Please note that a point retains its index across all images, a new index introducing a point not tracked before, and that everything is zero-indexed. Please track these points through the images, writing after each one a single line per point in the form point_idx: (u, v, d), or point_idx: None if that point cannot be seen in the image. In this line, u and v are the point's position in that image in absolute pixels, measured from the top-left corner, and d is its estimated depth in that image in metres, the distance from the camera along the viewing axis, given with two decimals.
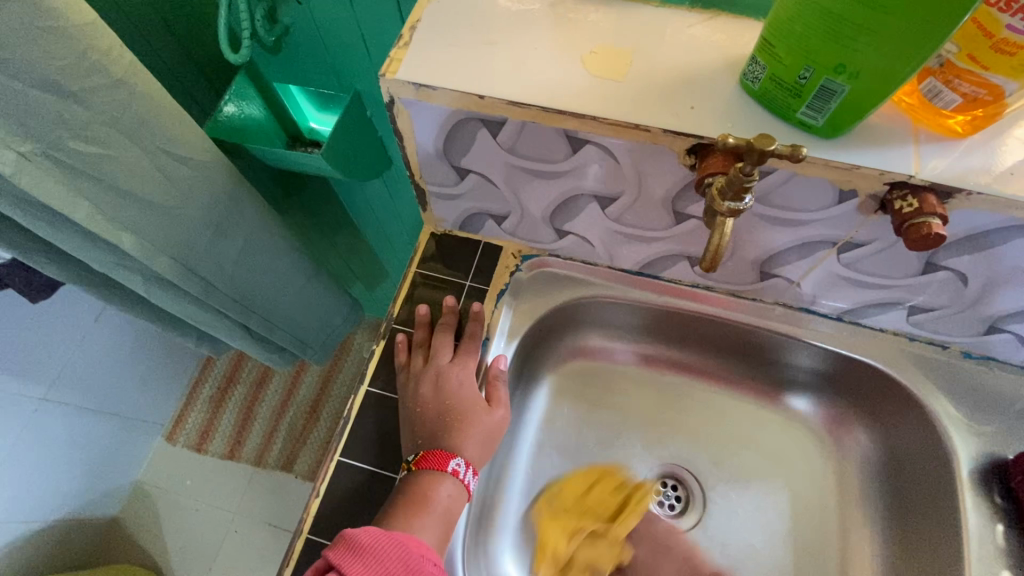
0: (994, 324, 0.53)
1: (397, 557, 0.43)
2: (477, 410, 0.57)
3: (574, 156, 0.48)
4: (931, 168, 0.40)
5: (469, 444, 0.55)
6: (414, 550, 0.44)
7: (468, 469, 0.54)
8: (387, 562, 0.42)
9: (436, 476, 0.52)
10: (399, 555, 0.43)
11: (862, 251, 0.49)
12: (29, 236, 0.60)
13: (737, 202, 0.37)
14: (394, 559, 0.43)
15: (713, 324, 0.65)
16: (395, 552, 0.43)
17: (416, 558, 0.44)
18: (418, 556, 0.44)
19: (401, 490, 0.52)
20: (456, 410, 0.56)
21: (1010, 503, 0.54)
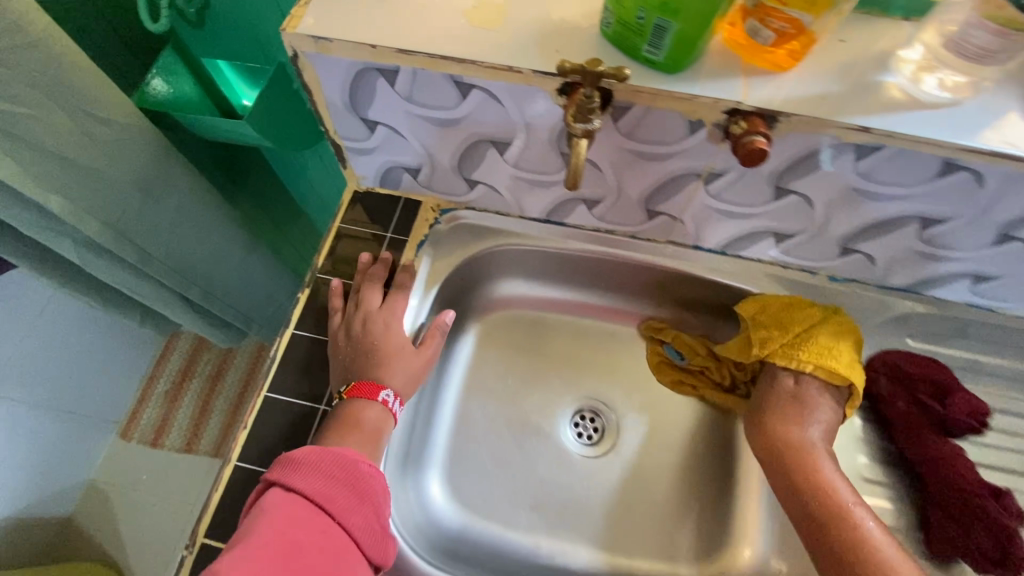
0: (847, 245, 0.61)
1: (332, 464, 0.50)
2: (403, 351, 0.63)
3: (465, 102, 0.53)
4: (758, 95, 0.47)
5: (394, 378, 0.61)
6: (347, 456, 0.51)
7: (397, 400, 0.61)
8: (324, 467, 0.50)
9: (364, 404, 0.58)
10: (333, 461, 0.50)
11: (723, 181, 0.56)
12: None
13: (587, 123, 0.44)
14: (329, 465, 0.50)
15: (616, 266, 0.72)
16: (329, 461, 0.50)
17: (350, 461, 0.51)
18: (353, 459, 0.51)
19: (332, 419, 0.58)
20: (379, 347, 0.62)
21: (863, 399, 0.64)
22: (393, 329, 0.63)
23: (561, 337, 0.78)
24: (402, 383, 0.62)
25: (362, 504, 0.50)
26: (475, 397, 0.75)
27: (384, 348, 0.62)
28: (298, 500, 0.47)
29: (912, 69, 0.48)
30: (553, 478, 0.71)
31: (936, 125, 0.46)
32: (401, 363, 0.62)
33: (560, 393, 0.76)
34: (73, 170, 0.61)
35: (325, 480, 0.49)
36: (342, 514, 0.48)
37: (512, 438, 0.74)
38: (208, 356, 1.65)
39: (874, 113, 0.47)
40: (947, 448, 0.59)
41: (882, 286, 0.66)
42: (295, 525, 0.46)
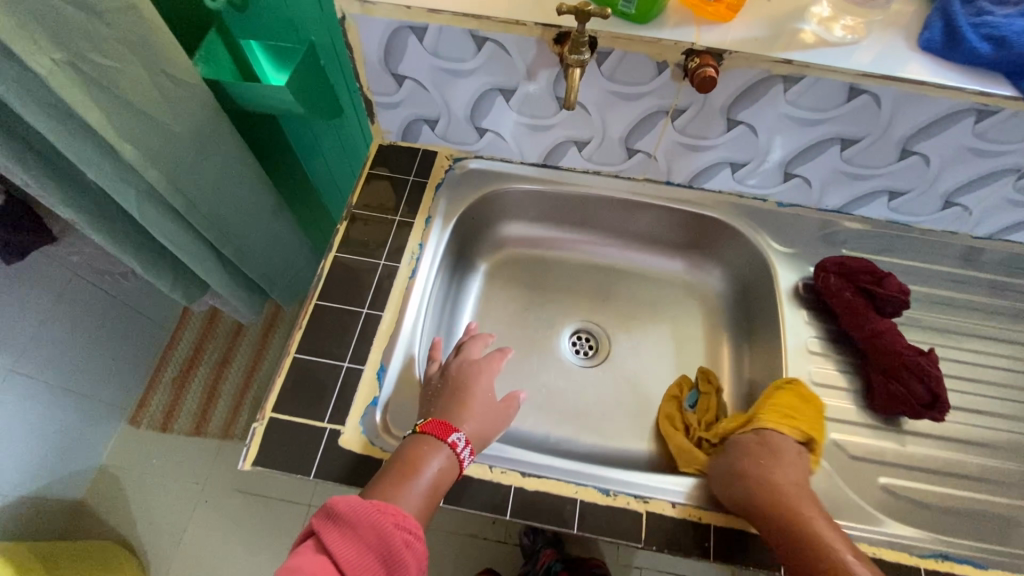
0: (787, 170, 0.75)
1: (369, 530, 0.49)
2: (482, 394, 0.63)
3: (480, 54, 0.67)
4: (706, 38, 0.62)
5: (469, 422, 0.61)
6: (386, 526, 0.50)
7: (467, 446, 0.59)
8: (361, 534, 0.49)
9: (433, 445, 0.58)
10: (370, 529, 0.49)
11: (686, 117, 0.70)
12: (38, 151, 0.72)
13: (580, 55, 0.58)
14: (365, 529, 0.49)
15: (602, 204, 0.85)
16: (367, 526, 0.50)
17: (385, 531, 0.50)
18: (389, 530, 0.50)
19: (398, 455, 0.58)
20: (465, 388, 0.63)
21: (808, 292, 0.75)
22: (485, 373, 0.65)
23: (557, 271, 0.91)
24: (471, 427, 0.61)
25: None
26: (486, 322, 0.87)
27: (468, 384, 0.64)
28: (326, 561, 0.48)
29: (820, 19, 0.64)
30: (557, 387, 0.83)
31: (841, 58, 0.61)
32: (488, 408, 0.63)
33: (559, 317, 0.89)
34: (145, 122, 0.72)
35: (359, 549, 0.49)
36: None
37: (521, 354, 0.85)
38: (215, 344, 1.72)
39: (795, 50, 0.62)
40: (883, 322, 0.67)
41: (818, 207, 0.81)
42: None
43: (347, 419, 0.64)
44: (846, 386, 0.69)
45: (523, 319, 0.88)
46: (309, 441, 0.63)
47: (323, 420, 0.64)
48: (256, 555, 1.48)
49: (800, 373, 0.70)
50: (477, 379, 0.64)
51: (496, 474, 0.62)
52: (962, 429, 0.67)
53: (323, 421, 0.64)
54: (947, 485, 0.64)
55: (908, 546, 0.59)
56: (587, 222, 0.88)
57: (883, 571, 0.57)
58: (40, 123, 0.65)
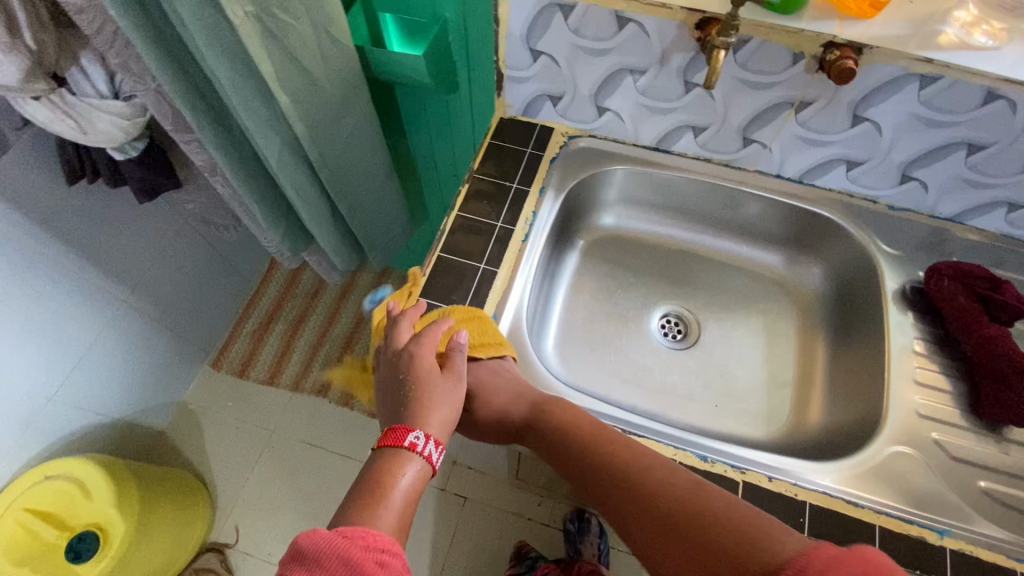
0: (905, 172, 0.76)
1: (337, 561, 0.44)
2: (428, 380, 0.62)
3: (619, 34, 0.71)
4: (848, 31, 0.64)
5: (426, 415, 0.60)
6: (355, 551, 0.44)
7: (429, 440, 0.57)
8: (329, 569, 0.43)
9: (394, 454, 0.56)
10: (337, 559, 0.44)
11: (811, 110, 0.72)
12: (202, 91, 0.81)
13: (727, 38, 0.61)
14: (334, 562, 0.43)
15: (708, 194, 0.87)
16: (334, 557, 0.44)
17: (356, 560, 0.44)
18: (359, 556, 0.44)
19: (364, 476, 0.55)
20: (417, 381, 0.62)
21: (917, 295, 0.75)
22: (429, 344, 0.64)
23: (652, 253, 0.94)
24: (435, 419, 0.60)
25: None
26: (580, 295, 0.91)
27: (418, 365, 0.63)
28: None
29: (963, 23, 0.65)
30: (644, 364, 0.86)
31: (983, 61, 0.62)
32: (437, 394, 0.61)
33: (650, 300, 0.92)
34: (302, 76, 0.79)
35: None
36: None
37: (611, 329, 0.89)
38: (294, 303, 1.82)
39: (936, 50, 0.63)
40: (996, 328, 0.67)
41: (932, 214, 0.80)
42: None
43: None
44: (950, 390, 0.69)
45: (617, 298, 0.92)
46: None
47: None
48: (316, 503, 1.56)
49: (902, 372, 0.70)
50: (422, 352, 0.64)
51: None
52: None
53: None
54: None
55: (1006, 548, 0.59)
56: (690, 208, 0.91)
57: (983, 567, 0.57)
58: (221, 67, 0.73)
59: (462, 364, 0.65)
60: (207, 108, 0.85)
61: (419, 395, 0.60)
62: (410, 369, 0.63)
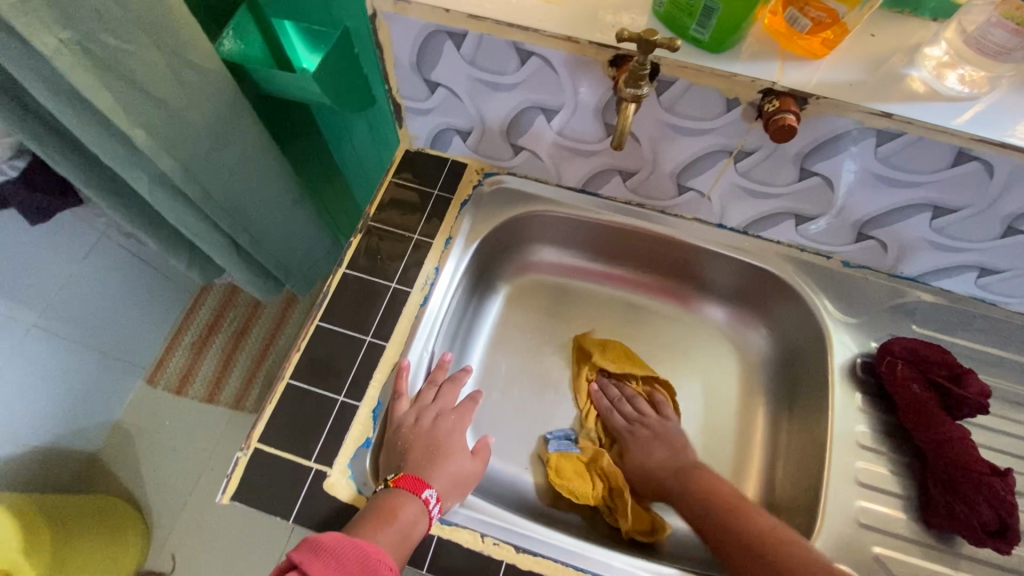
0: (861, 230, 0.65)
1: (356, 559, 0.43)
2: (457, 450, 0.60)
3: (523, 68, 0.58)
4: (790, 76, 0.52)
5: (439, 478, 0.57)
6: (375, 554, 0.44)
7: (438, 502, 0.54)
8: (347, 564, 0.42)
9: (410, 497, 0.52)
10: (358, 557, 0.43)
11: (752, 160, 0.61)
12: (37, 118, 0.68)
13: (636, 89, 0.49)
14: (353, 557, 0.43)
15: (644, 240, 0.77)
16: (355, 554, 0.43)
17: (374, 563, 0.44)
18: (377, 559, 0.44)
19: (367, 506, 0.52)
20: (436, 442, 0.59)
21: (868, 374, 0.66)
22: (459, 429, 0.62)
23: (583, 301, 0.84)
24: (441, 484, 0.57)
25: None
26: (500, 351, 0.81)
27: (441, 441, 0.59)
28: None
29: (935, 64, 0.53)
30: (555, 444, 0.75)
31: (953, 116, 0.51)
32: (455, 465, 0.59)
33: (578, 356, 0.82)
34: (157, 107, 0.66)
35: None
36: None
37: (533, 390, 0.79)
38: (235, 314, 1.69)
39: (896, 101, 0.51)
40: (954, 426, 0.58)
41: (891, 274, 0.70)
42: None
43: (335, 460, 0.58)
44: (895, 491, 0.60)
45: (544, 354, 0.82)
46: (294, 478, 0.58)
47: (311, 458, 0.58)
48: (255, 531, 1.47)
49: (844, 467, 0.61)
50: (452, 436, 0.61)
51: (488, 545, 0.55)
52: None
53: (309, 460, 0.58)
54: None
55: None
56: (626, 253, 0.80)
57: None
58: (46, 100, 0.60)
59: (485, 465, 0.62)
60: (57, 139, 0.72)
61: (438, 457, 0.58)
62: (418, 432, 0.60)
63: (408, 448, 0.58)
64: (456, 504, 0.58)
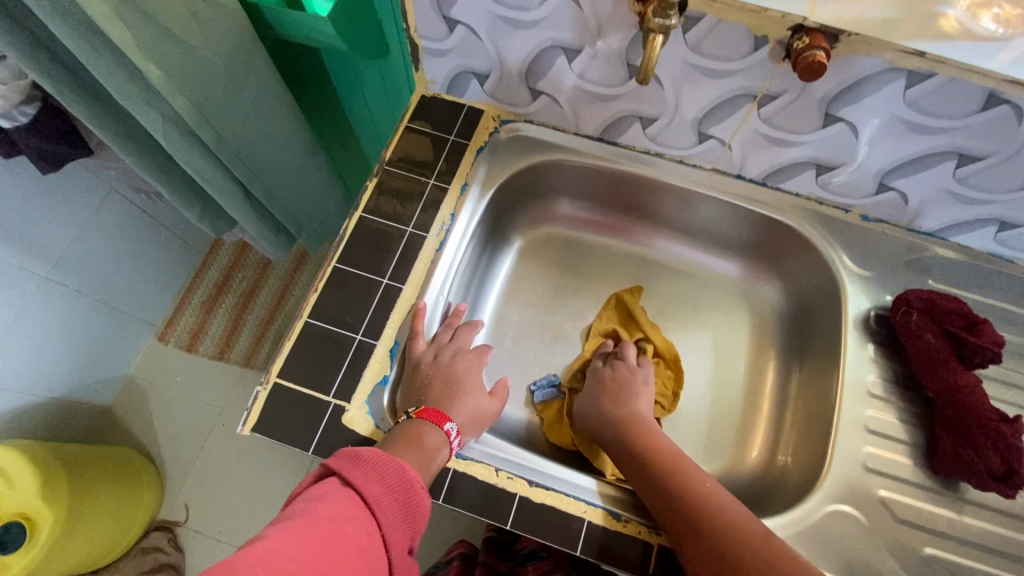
0: (883, 181, 0.65)
1: (393, 471, 0.44)
2: (474, 388, 0.61)
3: (545, 3, 0.57)
4: (823, 12, 0.51)
5: (458, 413, 0.58)
6: (411, 470, 0.45)
7: (459, 435, 0.55)
8: (385, 475, 0.44)
9: (431, 427, 0.53)
10: (394, 471, 0.44)
11: (776, 104, 0.60)
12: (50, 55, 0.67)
13: (665, 20, 0.48)
14: (390, 469, 0.44)
15: (659, 192, 0.76)
16: (390, 468, 0.44)
17: (410, 478, 0.45)
18: (412, 475, 0.45)
19: (393, 433, 0.53)
20: (453, 381, 0.60)
21: (882, 326, 0.66)
22: (475, 368, 0.63)
23: (596, 254, 0.84)
24: (459, 419, 0.58)
25: (406, 525, 0.43)
26: (514, 302, 0.81)
27: (458, 379, 0.60)
28: (353, 499, 0.41)
29: (969, 3, 0.52)
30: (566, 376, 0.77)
31: (988, 55, 0.49)
32: (470, 403, 0.60)
33: (589, 311, 0.82)
34: (171, 43, 0.65)
35: (382, 491, 0.43)
36: (389, 525, 0.42)
37: (545, 341, 0.80)
38: (244, 274, 1.69)
39: (930, 39, 0.50)
40: (967, 375, 0.58)
41: (910, 228, 0.70)
42: (343, 516, 0.40)
43: (354, 396, 0.59)
44: (903, 439, 0.61)
45: (556, 307, 0.82)
46: (313, 413, 0.59)
47: (329, 394, 0.59)
48: (265, 484, 1.50)
49: (853, 415, 0.62)
50: (468, 374, 0.61)
51: (501, 479, 0.57)
52: None
53: (328, 395, 0.59)
54: (1000, 568, 0.56)
55: None
56: (641, 205, 0.79)
57: None
58: (57, 29, 0.59)
59: (502, 405, 0.64)
60: (69, 75, 0.71)
61: (456, 394, 0.58)
62: (433, 372, 0.60)
63: (428, 385, 0.59)
64: (472, 440, 0.59)
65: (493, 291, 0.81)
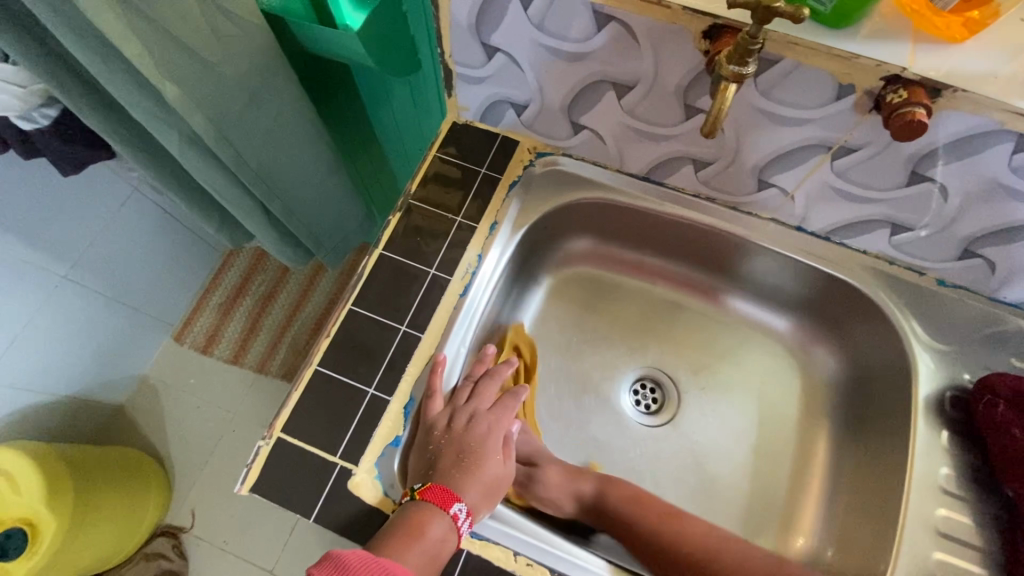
0: (969, 247, 0.57)
1: None
2: (492, 455, 0.55)
3: (597, 35, 0.51)
4: (925, 62, 0.44)
5: (472, 488, 0.52)
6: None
7: (469, 517, 0.50)
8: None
9: (435, 512, 0.48)
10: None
11: (853, 157, 0.53)
12: (65, 67, 0.63)
13: (741, 67, 0.41)
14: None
15: (707, 239, 0.69)
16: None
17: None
18: None
19: (391, 521, 0.48)
20: (471, 450, 0.54)
21: (957, 410, 0.58)
22: (495, 433, 0.57)
23: (632, 296, 0.78)
24: (473, 496, 0.52)
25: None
26: (540, 346, 0.75)
27: (477, 446, 0.54)
28: None
29: None
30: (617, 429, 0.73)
31: None
32: (490, 477, 0.54)
33: (621, 360, 0.76)
34: (188, 59, 0.61)
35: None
36: None
37: (572, 391, 0.74)
38: (263, 278, 1.67)
39: None
40: None
41: (994, 298, 0.62)
42: None
43: (362, 458, 0.54)
44: (979, 546, 0.53)
45: (586, 354, 0.76)
46: (317, 474, 0.54)
47: (336, 454, 0.54)
48: None
49: (921, 514, 0.55)
50: (487, 439, 0.56)
51: (520, 565, 0.51)
52: None
53: (334, 455, 0.54)
54: None
55: None
56: (684, 250, 0.73)
57: None
58: (69, 44, 0.55)
59: (512, 464, 0.57)
60: (85, 87, 0.67)
61: (471, 467, 0.53)
62: (449, 439, 0.54)
63: (442, 452, 0.54)
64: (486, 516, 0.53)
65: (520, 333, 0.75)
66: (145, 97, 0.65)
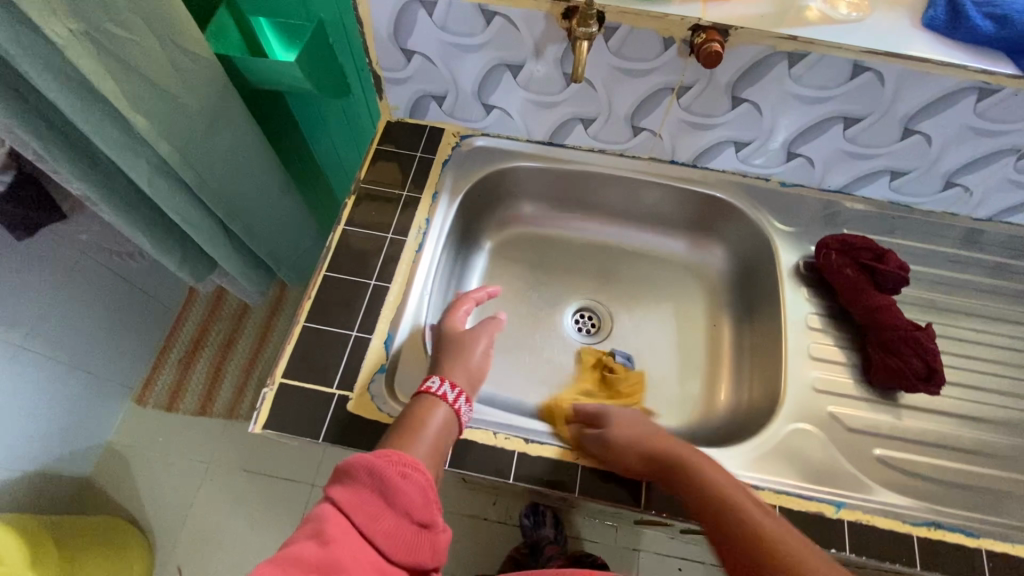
0: (790, 149, 0.76)
1: (366, 470, 0.49)
2: (464, 343, 0.66)
3: (488, 28, 0.67)
4: (713, 13, 0.62)
5: (455, 372, 0.63)
6: (381, 462, 0.50)
7: (452, 390, 0.61)
8: (359, 477, 0.49)
9: (427, 400, 0.60)
10: (365, 469, 0.49)
11: (691, 94, 0.71)
12: (38, 116, 0.73)
13: (587, 28, 0.60)
14: (362, 470, 0.49)
15: (607, 184, 0.86)
16: (361, 470, 0.49)
17: (381, 469, 0.49)
18: (385, 465, 0.50)
19: (402, 418, 0.59)
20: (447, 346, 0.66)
21: (809, 270, 0.76)
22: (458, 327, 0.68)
23: (559, 246, 0.92)
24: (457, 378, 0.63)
25: (389, 508, 0.48)
26: (491, 298, 0.89)
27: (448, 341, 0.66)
28: (331, 507, 0.48)
29: None
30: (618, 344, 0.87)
31: (843, 34, 0.62)
32: (467, 357, 0.65)
33: (560, 299, 0.90)
34: (154, 93, 0.72)
35: (359, 490, 0.48)
36: (369, 516, 0.47)
37: (524, 330, 0.87)
38: (220, 326, 1.71)
39: (801, 26, 0.62)
40: (883, 298, 0.68)
41: (821, 188, 0.81)
42: (319, 525, 0.46)
43: (356, 385, 0.65)
44: (844, 362, 0.70)
45: (530, 298, 0.90)
46: (320, 404, 0.64)
47: (333, 385, 0.65)
48: (262, 533, 1.47)
49: (798, 348, 0.71)
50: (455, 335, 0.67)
51: (501, 440, 0.64)
52: (959, 404, 0.69)
53: (332, 387, 0.65)
54: (936, 456, 0.65)
55: (902, 514, 0.60)
56: (591, 198, 0.89)
57: (876, 535, 0.59)
58: (53, 89, 0.65)
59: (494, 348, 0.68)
60: (58, 134, 0.76)
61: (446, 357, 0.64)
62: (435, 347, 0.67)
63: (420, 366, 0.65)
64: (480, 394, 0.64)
65: (473, 289, 0.88)
66: (118, 132, 0.75)
